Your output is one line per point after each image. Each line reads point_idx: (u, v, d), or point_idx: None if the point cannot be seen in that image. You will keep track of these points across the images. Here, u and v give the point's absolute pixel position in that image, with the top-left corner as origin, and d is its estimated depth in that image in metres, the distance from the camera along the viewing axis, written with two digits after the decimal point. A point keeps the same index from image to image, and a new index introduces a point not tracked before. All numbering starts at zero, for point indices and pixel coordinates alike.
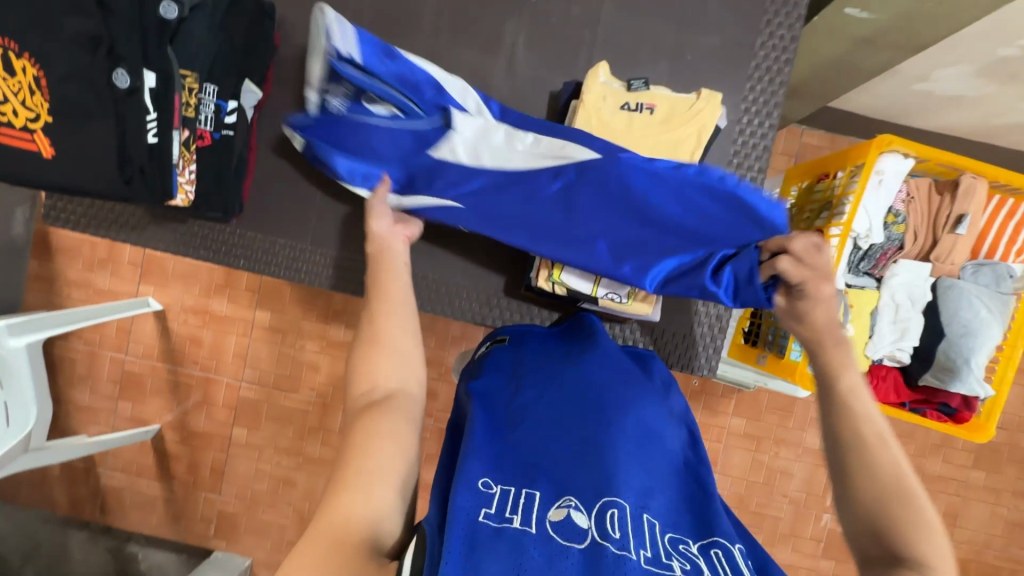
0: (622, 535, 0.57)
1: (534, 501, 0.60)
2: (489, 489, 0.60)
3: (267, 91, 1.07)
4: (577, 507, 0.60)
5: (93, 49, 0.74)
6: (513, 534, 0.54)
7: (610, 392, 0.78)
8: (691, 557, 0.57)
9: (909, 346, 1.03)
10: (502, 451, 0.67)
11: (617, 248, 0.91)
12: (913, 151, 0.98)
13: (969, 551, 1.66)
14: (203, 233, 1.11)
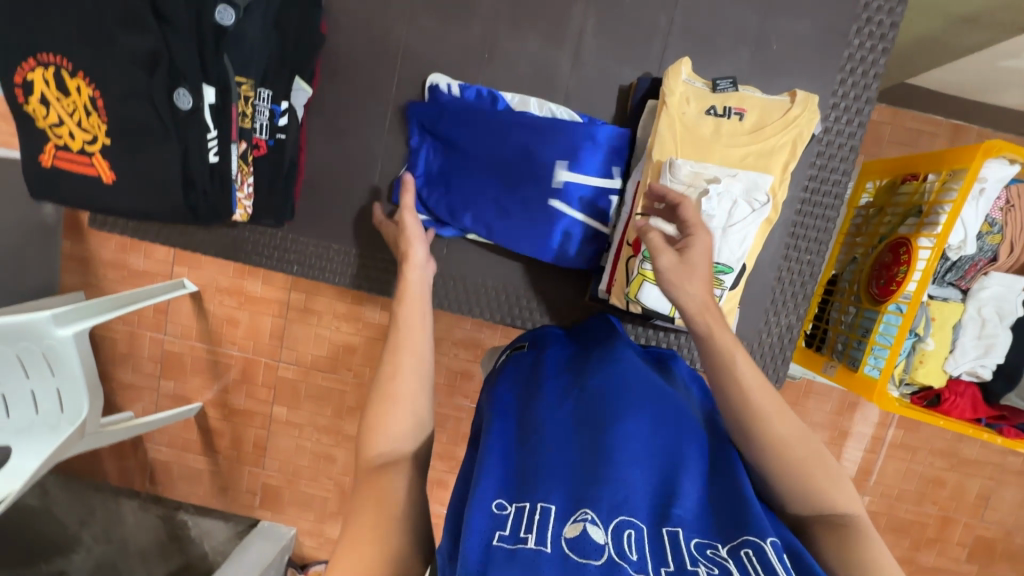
0: (640, 557, 0.47)
1: (550, 515, 0.50)
2: (503, 511, 0.51)
3: (314, 85, 1.01)
4: (595, 519, 0.49)
5: (154, 68, 0.69)
6: (526, 556, 0.45)
7: (628, 386, 0.67)
8: (718, 562, 0.48)
9: (993, 363, 0.99)
10: (513, 463, 0.58)
11: None
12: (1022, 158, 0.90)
13: (997, 531, 1.69)
14: (253, 237, 1.07)
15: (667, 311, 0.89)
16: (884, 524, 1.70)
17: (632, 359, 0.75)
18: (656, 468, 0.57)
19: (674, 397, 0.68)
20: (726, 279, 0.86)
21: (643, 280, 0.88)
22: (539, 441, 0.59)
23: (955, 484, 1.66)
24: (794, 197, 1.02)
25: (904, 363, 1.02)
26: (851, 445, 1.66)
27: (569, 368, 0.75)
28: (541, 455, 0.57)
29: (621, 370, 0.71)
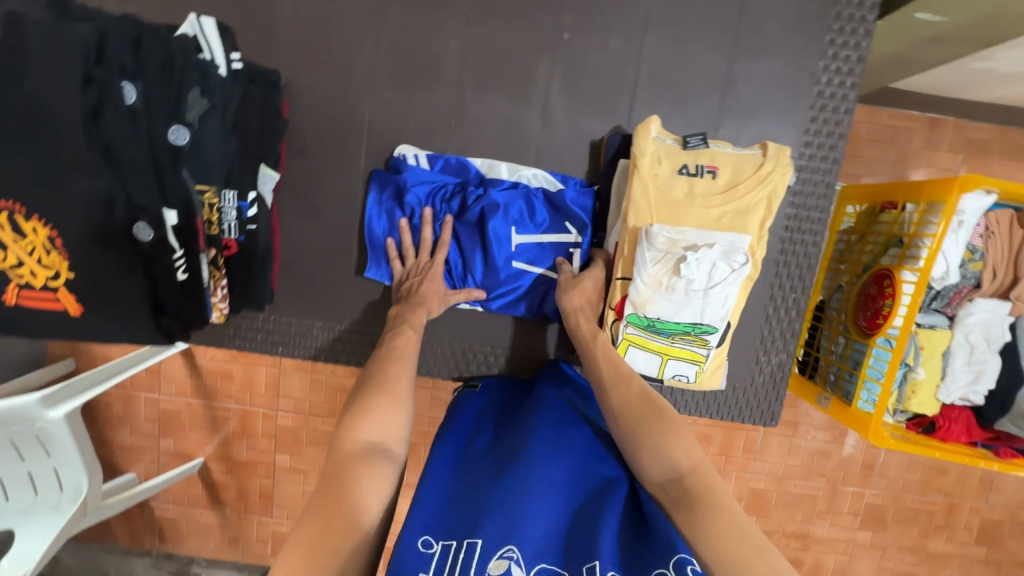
0: None
1: (474, 552, 0.57)
2: (429, 550, 0.60)
3: (282, 165, 1.00)
4: (518, 560, 0.56)
5: (110, 210, 0.68)
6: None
7: (552, 432, 0.75)
8: None
9: (983, 388, 0.99)
10: (444, 511, 0.66)
11: (683, 329, 0.85)
12: (998, 188, 0.90)
13: (1002, 512, 1.72)
14: (235, 322, 1.06)
15: (655, 372, 0.89)
16: (891, 516, 1.72)
17: (559, 406, 0.83)
18: (570, 508, 0.65)
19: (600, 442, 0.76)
20: (711, 339, 0.86)
21: (628, 344, 0.87)
22: (466, 492, 0.68)
23: (957, 471, 1.68)
24: (774, 237, 1.02)
25: (897, 393, 1.02)
26: (854, 443, 1.67)
27: (500, 424, 0.84)
28: (467, 502, 0.65)
29: (547, 418, 0.79)
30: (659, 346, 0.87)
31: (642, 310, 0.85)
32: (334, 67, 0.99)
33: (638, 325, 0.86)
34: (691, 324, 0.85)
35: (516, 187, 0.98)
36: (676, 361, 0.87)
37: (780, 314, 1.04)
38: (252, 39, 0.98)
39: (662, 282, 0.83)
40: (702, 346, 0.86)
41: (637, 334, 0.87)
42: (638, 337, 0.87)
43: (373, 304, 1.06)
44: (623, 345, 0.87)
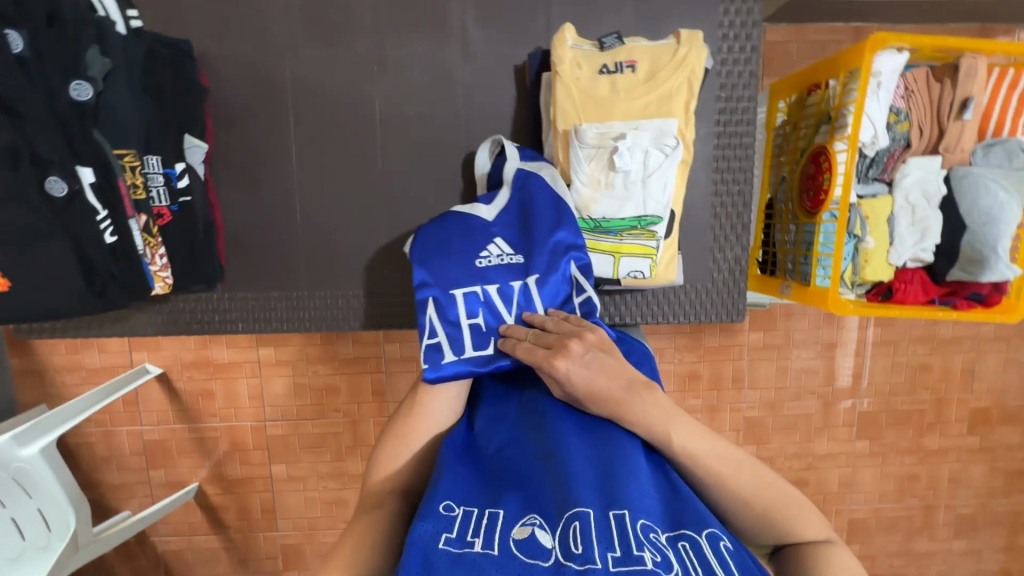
0: (584, 546, 0.47)
1: (497, 521, 0.51)
2: (451, 512, 0.53)
3: (209, 140, 0.98)
4: (542, 524, 0.51)
5: (12, 162, 0.64)
6: (474, 561, 0.47)
7: None
8: (661, 546, 0.48)
9: (931, 245, 1.01)
10: (467, 471, 0.59)
11: (629, 225, 0.86)
12: (907, 44, 0.93)
13: (989, 399, 1.74)
14: (190, 306, 1.03)
15: (611, 274, 0.89)
16: (885, 420, 1.74)
17: None
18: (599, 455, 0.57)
19: None
20: (658, 230, 0.87)
21: None
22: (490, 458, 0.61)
23: (939, 365, 1.71)
24: (708, 134, 1.03)
25: (852, 266, 1.04)
26: (837, 354, 1.70)
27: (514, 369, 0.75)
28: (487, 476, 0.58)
29: None
30: (608, 245, 0.87)
31: (587, 212, 0.86)
32: (249, 39, 0.98)
33: (586, 230, 0.87)
34: (636, 219, 0.86)
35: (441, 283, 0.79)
36: (628, 257, 0.87)
37: (729, 209, 1.06)
38: (160, 24, 0.96)
39: (601, 180, 0.85)
40: (651, 238, 0.87)
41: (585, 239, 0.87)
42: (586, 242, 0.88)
43: (327, 267, 1.05)
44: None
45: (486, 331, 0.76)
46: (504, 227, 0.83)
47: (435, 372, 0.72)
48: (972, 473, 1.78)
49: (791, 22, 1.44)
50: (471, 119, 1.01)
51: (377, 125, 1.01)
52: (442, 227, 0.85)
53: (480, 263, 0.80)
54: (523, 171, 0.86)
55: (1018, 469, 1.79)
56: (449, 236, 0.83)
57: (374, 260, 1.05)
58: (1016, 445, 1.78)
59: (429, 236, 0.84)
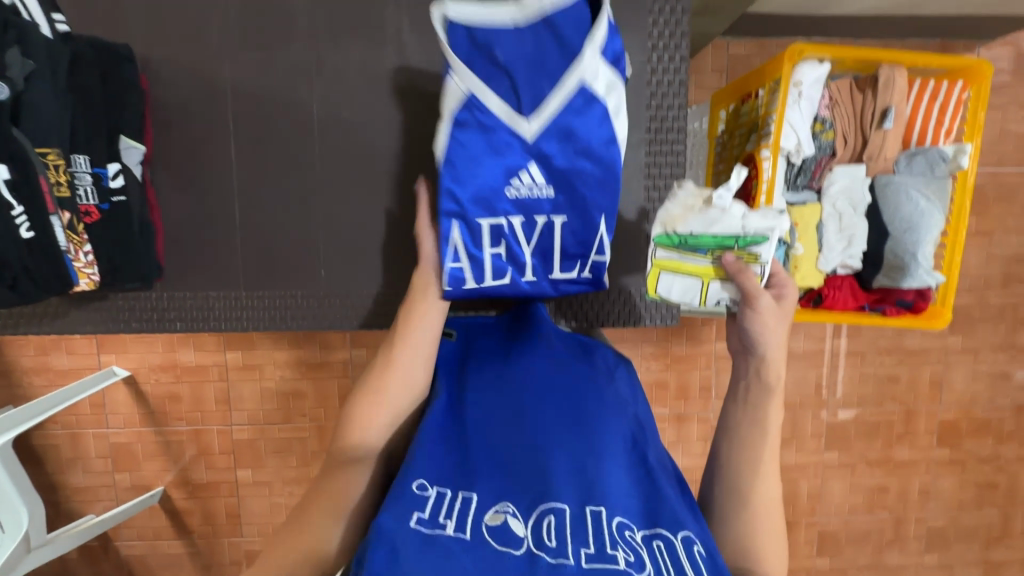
0: (559, 542, 0.53)
1: (470, 505, 0.57)
2: (424, 492, 0.58)
3: (150, 141, 1.00)
4: (514, 513, 0.57)
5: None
6: (445, 543, 0.51)
7: (556, 386, 0.74)
8: (634, 546, 0.53)
9: (858, 252, 1.02)
10: (444, 456, 0.65)
11: (720, 245, 0.82)
12: (826, 55, 0.96)
13: (958, 412, 1.73)
14: (129, 304, 1.05)
15: (696, 302, 0.85)
16: (853, 432, 1.73)
17: (560, 351, 0.82)
18: (577, 458, 0.64)
19: (607, 397, 0.74)
20: (759, 253, 0.80)
21: (659, 270, 0.86)
22: (469, 445, 0.66)
23: (907, 377, 1.71)
24: (641, 139, 1.05)
25: (782, 272, 1.04)
26: (803, 365, 1.69)
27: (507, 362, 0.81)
28: (469, 463, 0.64)
29: (552, 369, 0.77)
30: (696, 268, 0.84)
31: (672, 227, 0.85)
32: (195, 46, 1.01)
33: (671, 249, 0.84)
34: (729, 239, 0.82)
35: (473, 193, 0.86)
36: (718, 283, 0.82)
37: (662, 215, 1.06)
38: (110, 32, 1.00)
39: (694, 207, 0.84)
40: (751, 261, 0.80)
41: (670, 258, 0.85)
42: (669, 259, 0.85)
43: (271, 265, 1.06)
44: (652, 267, 0.86)
45: (506, 261, 0.90)
46: (540, 151, 0.85)
47: (453, 294, 0.88)
48: (941, 485, 1.77)
49: (755, 35, 1.40)
50: (410, 124, 1.04)
51: (319, 127, 1.04)
52: (478, 121, 0.84)
53: (510, 193, 0.86)
54: (586, 86, 0.83)
55: (987, 482, 1.78)
56: (482, 141, 0.85)
57: (315, 262, 1.07)
58: (985, 458, 1.77)
59: (469, 142, 0.85)
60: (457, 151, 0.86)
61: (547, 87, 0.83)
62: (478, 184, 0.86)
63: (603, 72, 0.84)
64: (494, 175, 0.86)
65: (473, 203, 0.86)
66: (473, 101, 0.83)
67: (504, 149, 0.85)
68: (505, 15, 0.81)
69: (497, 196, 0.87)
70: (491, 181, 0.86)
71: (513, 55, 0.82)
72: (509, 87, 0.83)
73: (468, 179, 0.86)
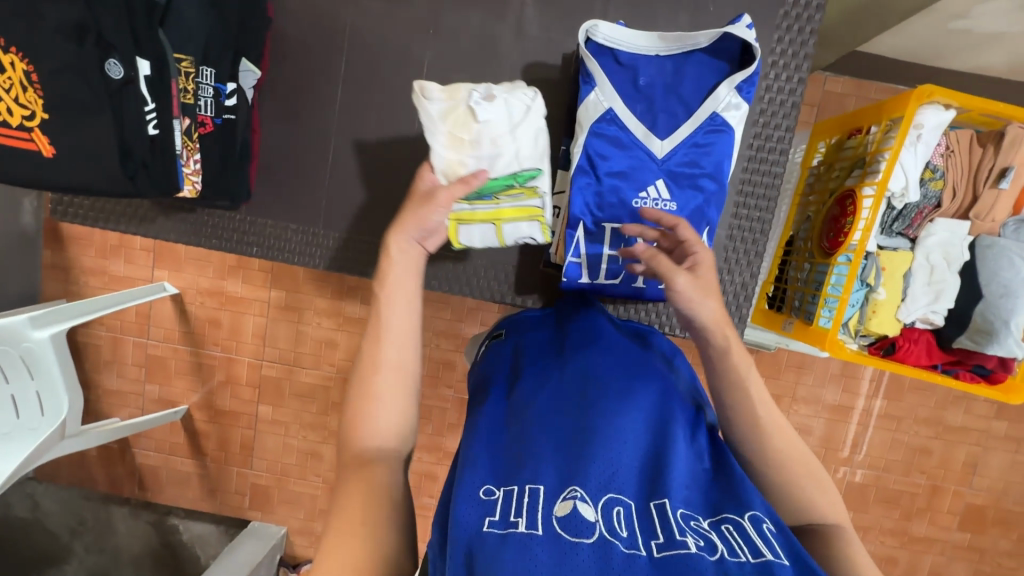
0: (630, 533, 0.53)
1: (539, 498, 0.56)
2: (491, 496, 0.56)
3: (263, 70, 1.03)
4: (584, 498, 0.56)
5: (81, 37, 0.76)
6: (518, 539, 0.50)
7: (609, 370, 0.75)
8: (703, 532, 0.54)
9: (943, 308, 0.99)
10: (498, 452, 0.64)
11: (506, 185, 0.86)
12: (954, 102, 0.92)
13: (987, 499, 1.66)
14: (214, 220, 1.09)
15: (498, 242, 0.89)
16: (873, 495, 1.68)
17: (612, 341, 0.82)
18: (640, 449, 0.64)
19: (660, 386, 0.74)
20: (538, 187, 0.88)
21: (459, 223, 0.85)
22: (525, 434, 0.66)
23: (941, 452, 1.65)
24: (742, 154, 1.03)
25: (858, 314, 1.02)
26: (835, 417, 1.65)
27: (552, 352, 0.81)
28: (525, 446, 0.63)
29: (601, 356, 0.78)
30: (489, 212, 0.86)
31: (456, 176, 0.83)
32: None
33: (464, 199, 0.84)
34: (513, 176, 0.86)
35: (603, 193, 0.89)
36: (511, 223, 0.87)
37: (742, 237, 1.05)
38: None
39: (461, 140, 0.83)
40: (531, 197, 0.88)
41: (463, 209, 0.85)
42: (464, 212, 0.85)
43: (351, 209, 1.09)
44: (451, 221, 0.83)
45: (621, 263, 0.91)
46: (668, 170, 0.88)
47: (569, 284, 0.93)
48: (952, 569, 1.70)
49: (853, 75, 1.37)
50: None
51: (421, 85, 1.05)
52: (618, 131, 0.89)
53: (638, 204, 0.89)
54: (718, 116, 0.88)
55: None
56: (614, 151, 0.89)
57: (389, 216, 1.08)
58: (1004, 551, 1.69)
59: (608, 155, 0.89)
60: (588, 154, 0.89)
61: (686, 117, 0.88)
62: (604, 188, 0.89)
63: (735, 100, 0.87)
64: (624, 183, 0.89)
65: (599, 203, 0.90)
66: (613, 117, 0.89)
67: (635, 162, 0.89)
68: (648, 44, 0.89)
69: (621, 203, 0.89)
70: (620, 186, 0.89)
71: (653, 79, 0.89)
72: (647, 108, 0.89)
73: (599, 180, 0.89)
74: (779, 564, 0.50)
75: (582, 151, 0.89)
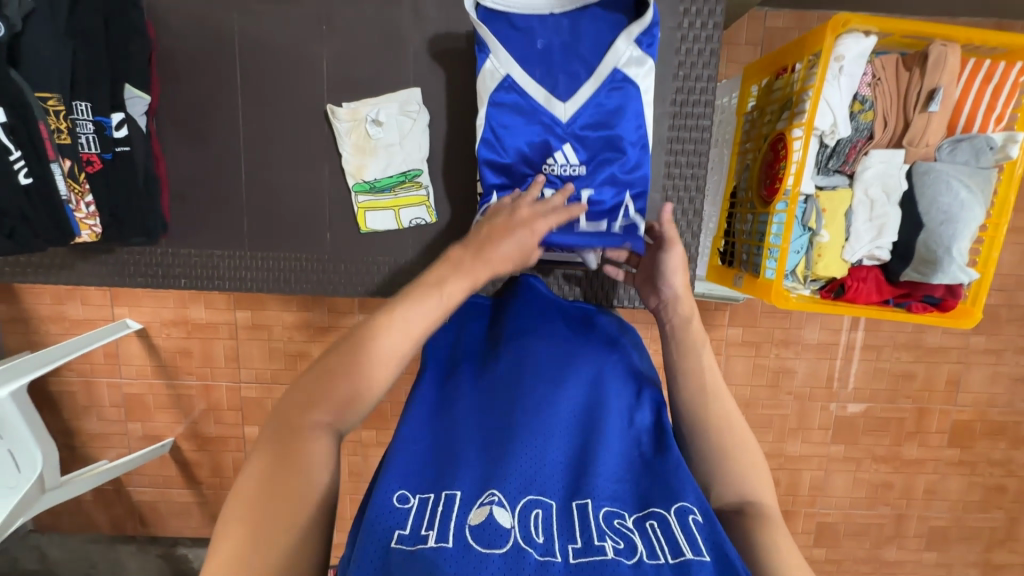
0: (546, 538, 0.51)
1: (454, 505, 0.54)
2: (405, 505, 0.54)
3: (155, 92, 0.97)
4: (501, 501, 0.54)
5: None
6: (427, 555, 0.48)
7: (538, 364, 0.73)
8: (624, 534, 0.52)
9: (887, 243, 0.97)
10: (424, 458, 0.61)
11: (399, 180, 1.00)
12: (873, 27, 0.88)
13: (974, 413, 1.68)
14: (134, 259, 1.05)
15: (398, 227, 1.03)
16: (863, 426, 1.69)
17: (547, 331, 0.79)
18: (566, 446, 0.62)
19: (594, 374, 0.72)
20: (424, 180, 1.01)
21: (365, 212, 1.02)
22: (449, 439, 0.63)
23: (924, 374, 1.65)
24: (664, 112, 0.99)
25: (804, 260, 0.99)
26: (816, 355, 1.64)
27: (484, 347, 0.79)
28: (449, 454, 0.61)
29: (532, 350, 0.75)
30: (387, 201, 1.01)
31: (361, 176, 1.01)
32: None
33: (366, 192, 1.01)
34: (403, 174, 1.00)
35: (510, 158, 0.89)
36: (406, 208, 1.01)
37: (679, 198, 1.02)
38: None
39: (364, 148, 0.99)
40: (420, 189, 1.01)
41: (367, 199, 1.01)
42: (370, 202, 1.01)
43: (279, 224, 1.04)
44: (359, 212, 1.01)
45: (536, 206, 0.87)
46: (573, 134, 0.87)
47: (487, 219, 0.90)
48: (947, 485, 1.73)
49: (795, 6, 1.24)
50: (422, 87, 0.99)
51: (330, 85, 1.00)
52: (517, 100, 0.88)
53: (546, 170, 0.88)
54: (619, 72, 0.86)
55: (996, 485, 1.73)
56: (516, 119, 0.88)
57: (319, 224, 1.04)
58: (997, 460, 1.71)
59: (509, 125, 0.88)
60: (489, 124, 0.89)
61: (586, 78, 0.86)
62: (511, 157, 0.89)
63: (637, 54, 0.85)
64: (531, 152, 0.88)
65: (508, 171, 0.89)
66: (512, 84, 0.87)
67: (539, 126, 0.87)
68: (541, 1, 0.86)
69: (530, 169, 0.89)
70: (526, 156, 0.89)
71: (551, 40, 0.87)
72: (546, 70, 0.87)
73: (505, 151, 0.89)
74: (696, 562, 0.49)
75: (483, 122, 0.89)
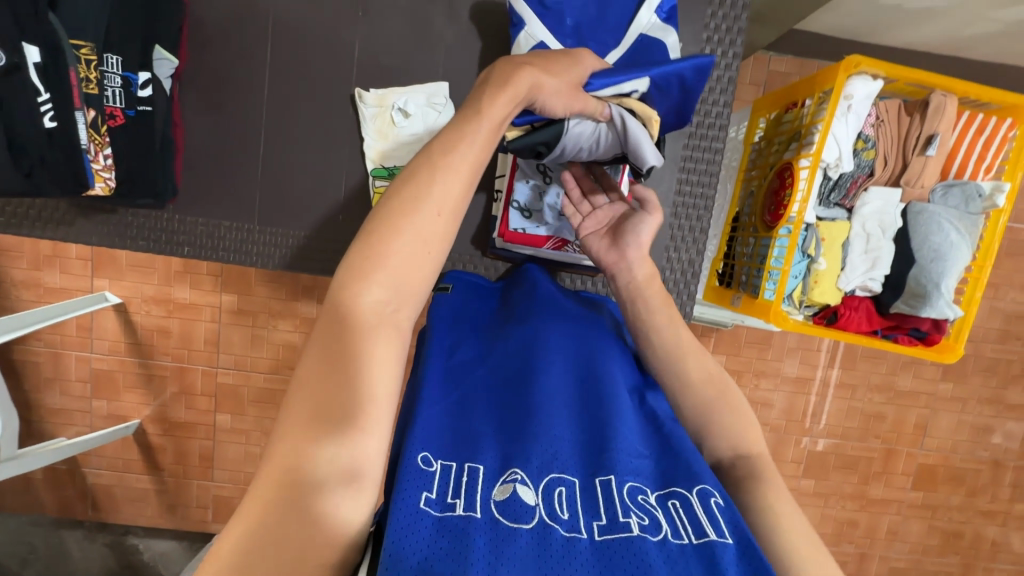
0: (571, 515, 0.51)
1: (479, 478, 0.54)
2: (430, 467, 0.54)
3: (181, 59, 0.96)
4: (524, 480, 0.53)
5: None
6: (455, 522, 0.48)
7: (553, 347, 0.73)
8: (648, 510, 0.53)
9: (880, 275, 1.02)
10: (444, 427, 0.60)
11: None
12: (881, 71, 0.94)
13: (938, 458, 1.73)
14: (137, 222, 1.03)
15: None
16: (833, 462, 1.73)
17: (561, 316, 0.79)
18: (582, 425, 0.63)
19: (609, 362, 0.72)
20: None
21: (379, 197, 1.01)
22: (466, 411, 0.63)
23: (894, 416, 1.71)
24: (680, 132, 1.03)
25: (801, 286, 1.03)
26: (795, 389, 1.68)
27: (496, 330, 0.79)
28: (465, 427, 0.61)
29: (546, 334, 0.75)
30: None
31: (382, 161, 1.01)
32: None
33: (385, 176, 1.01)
34: None
35: None
36: None
37: (689, 213, 1.06)
38: None
39: (387, 133, 1.00)
40: None
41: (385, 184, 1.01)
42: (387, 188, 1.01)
43: (290, 202, 1.04)
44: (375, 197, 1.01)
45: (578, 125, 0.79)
46: None
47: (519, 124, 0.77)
48: (909, 527, 1.77)
49: (798, 53, 1.30)
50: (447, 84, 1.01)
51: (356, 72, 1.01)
52: None
53: None
54: (643, 36, 0.90)
55: (955, 531, 1.78)
56: None
57: (330, 207, 1.04)
58: (956, 506, 1.77)
59: None
60: None
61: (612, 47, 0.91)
62: None
63: (659, 22, 0.90)
64: None
65: None
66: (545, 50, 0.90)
67: None
68: None
69: None
70: None
71: (580, 19, 0.91)
72: (576, 42, 0.91)
73: None
74: (721, 544, 0.49)
75: None
